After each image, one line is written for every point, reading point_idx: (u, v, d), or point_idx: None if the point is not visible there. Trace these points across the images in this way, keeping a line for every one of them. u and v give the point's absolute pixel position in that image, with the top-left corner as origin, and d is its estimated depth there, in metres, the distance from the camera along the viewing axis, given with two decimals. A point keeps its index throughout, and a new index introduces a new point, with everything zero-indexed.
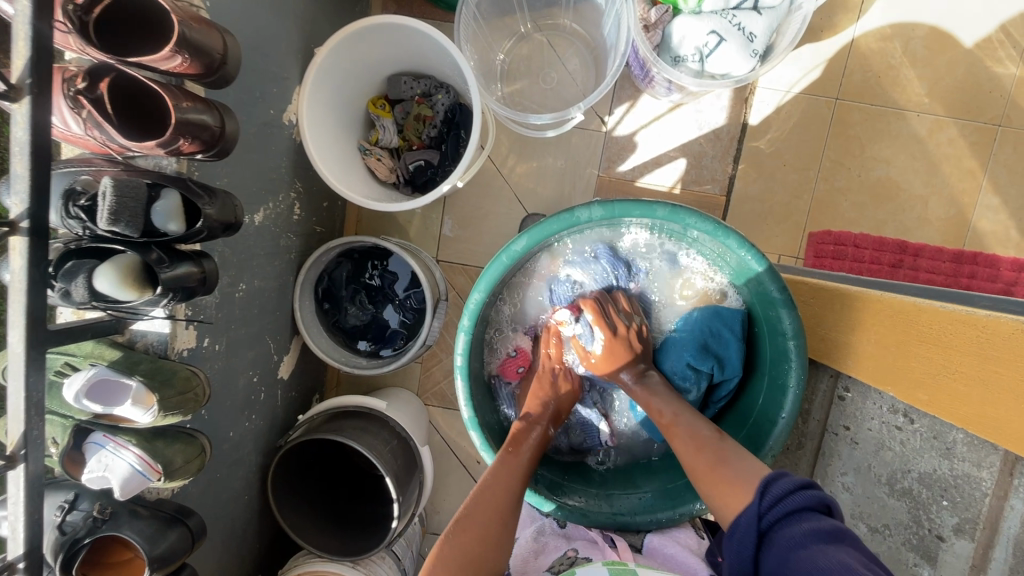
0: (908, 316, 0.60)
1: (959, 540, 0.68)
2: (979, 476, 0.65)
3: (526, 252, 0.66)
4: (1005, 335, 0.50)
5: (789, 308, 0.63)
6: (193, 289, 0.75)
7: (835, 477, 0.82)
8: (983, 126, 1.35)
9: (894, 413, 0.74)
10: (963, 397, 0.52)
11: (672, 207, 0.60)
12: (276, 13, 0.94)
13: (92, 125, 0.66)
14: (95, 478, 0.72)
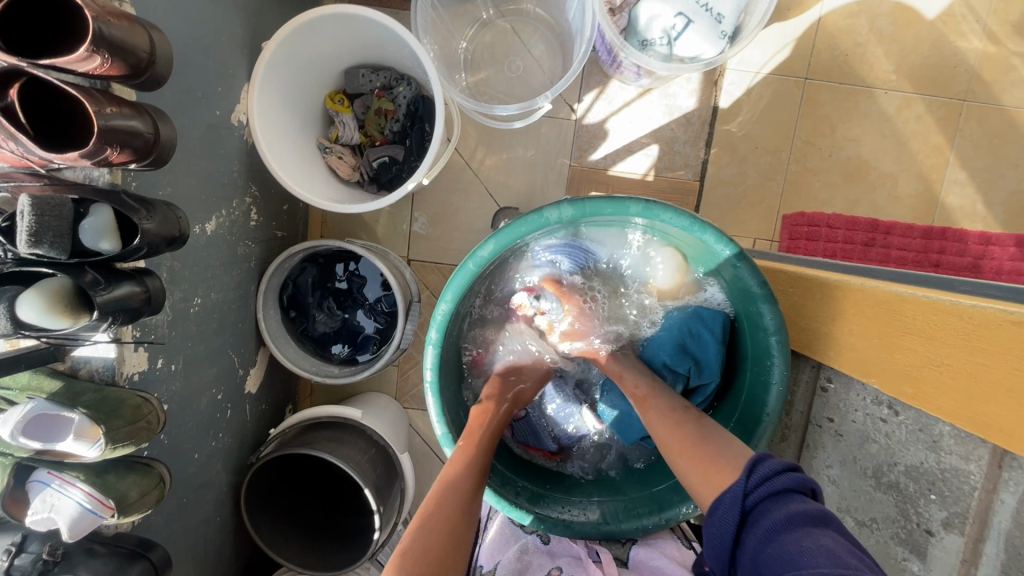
0: (888, 305, 0.57)
1: (950, 536, 0.54)
2: (966, 469, 0.52)
3: (494, 257, 0.62)
4: (992, 326, 0.47)
5: (769, 302, 0.61)
6: (138, 310, 0.68)
7: (820, 471, 0.69)
8: (949, 101, 1.35)
9: (879, 403, 0.60)
10: (948, 390, 0.50)
11: (647, 203, 0.57)
12: (215, 5, 0.87)
13: (5, 138, 0.59)
14: (40, 520, 0.67)
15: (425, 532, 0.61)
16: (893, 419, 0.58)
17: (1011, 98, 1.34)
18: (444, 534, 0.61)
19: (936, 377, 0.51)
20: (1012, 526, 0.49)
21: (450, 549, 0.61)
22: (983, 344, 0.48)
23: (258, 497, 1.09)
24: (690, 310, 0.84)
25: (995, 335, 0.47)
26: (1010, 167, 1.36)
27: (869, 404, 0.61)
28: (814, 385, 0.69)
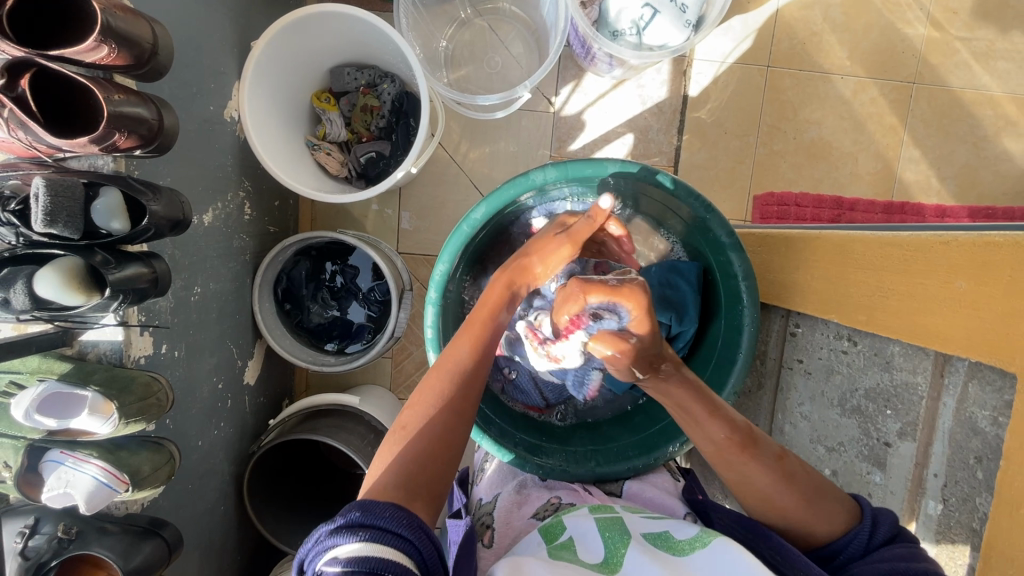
0: (841, 246, 0.64)
1: (904, 443, 0.60)
2: (914, 381, 0.58)
3: (486, 220, 0.69)
4: (926, 249, 0.54)
5: (737, 251, 0.68)
6: (146, 291, 0.71)
7: (794, 410, 0.74)
8: (899, 84, 1.45)
9: (840, 337, 0.66)
10: (896, 311, 0.57)
11: (622, 162, 0.64)
12: (206, 5, 0.91)
13: (16, 125, 0.63)
14: (56, 496, 0.69)
15: (429, 415, 0.60)
16: (853, 348, 0.65)
17: (956, 79, 1.44)
18: (444, 422, 0.59)
19: (887, 302, 0.58)
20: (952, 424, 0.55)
21: (450, 434, 0.60)
22: (922, 266, 0.55)
23: (260, 484, 1.11)
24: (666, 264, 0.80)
25: (930, 257, 0.54)
26: (960, 143, 1.46)
27: (831, 340, 0.68)
28: (785, 332, 0.75)
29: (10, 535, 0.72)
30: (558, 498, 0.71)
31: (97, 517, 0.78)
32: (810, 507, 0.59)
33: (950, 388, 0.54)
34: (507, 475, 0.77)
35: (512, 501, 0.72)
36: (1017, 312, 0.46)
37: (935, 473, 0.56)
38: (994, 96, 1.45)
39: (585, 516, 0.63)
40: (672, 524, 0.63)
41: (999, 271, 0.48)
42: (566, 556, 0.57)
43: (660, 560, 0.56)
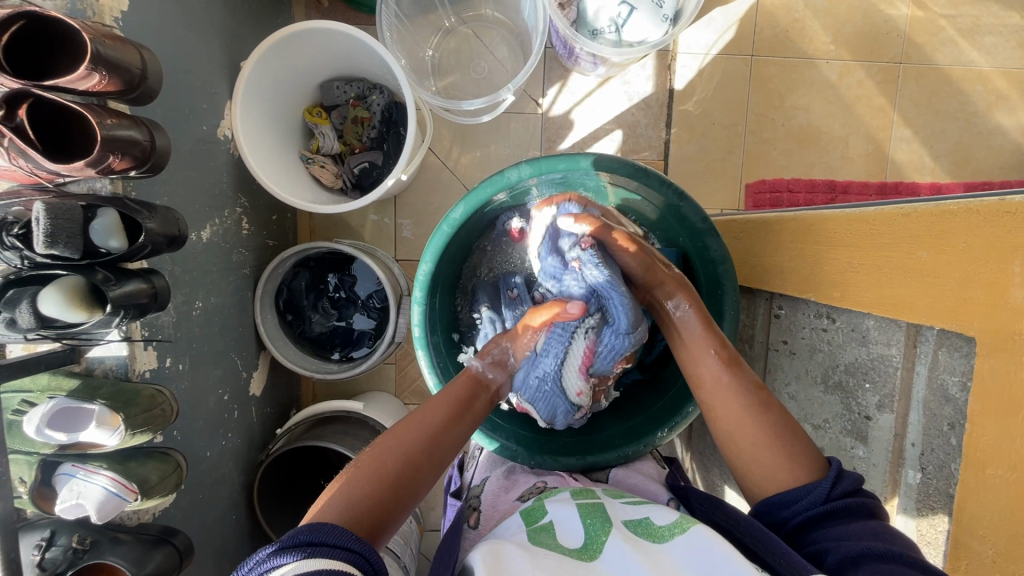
0: (815, 225, 0.65)
1: (883, 415, 0.60)
2: (888, 353, 0.59)
3: (467, 219, 0.72)
4: (892, 222, 0.55)
5: (714, 236, 0.70)
6: (146, 306, 0.74)
7: (782, 390, 0.75)
8: (886, 65, 1.45)
9: (819, 315, 0.67)
10: (867, 285, 0.58)
11: (594, 156, 0.67)
12: (195, 30, 0.95)
13: (16, 153, 0.66)
14: (68, 507, 0.72)
15: (391, 445, 0.61)
16: (832, 325, 0.66)
17: (943, 57, 1.44)
18: (402, 471, 0.59)
19: (858, 276, 0.59)
20: (925, 393, 0.55)
21: (408, 470, 0.59)
22: (887, 238, 0.56)
23: (269, 492, 1.14)
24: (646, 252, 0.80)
25: (894, 229, 0.55)
26: (950, 120, 1.45)
27: (812, 318, 0.69)
28: (769, 315, 0.76)
29: (27, 547, 0.75)
30: (544, 481, 0.74)
31: (109, 527, 0.81)
32: (776, 446, 0.63)
33: (922, 357, 0.55)
34: (496, 462, 0.80)
35: (499, 485, 0.75)
36: (971, 277, 0.47)
37: (912, 443, 0.57)
38: (983, 71, 1.44)
39: (567, 503, 0.66)
40: (654, 511, 0.65)
41: (954, 238, 0.49)
42: (544, 540, 0.60)
43: (636, 545, 0.58)
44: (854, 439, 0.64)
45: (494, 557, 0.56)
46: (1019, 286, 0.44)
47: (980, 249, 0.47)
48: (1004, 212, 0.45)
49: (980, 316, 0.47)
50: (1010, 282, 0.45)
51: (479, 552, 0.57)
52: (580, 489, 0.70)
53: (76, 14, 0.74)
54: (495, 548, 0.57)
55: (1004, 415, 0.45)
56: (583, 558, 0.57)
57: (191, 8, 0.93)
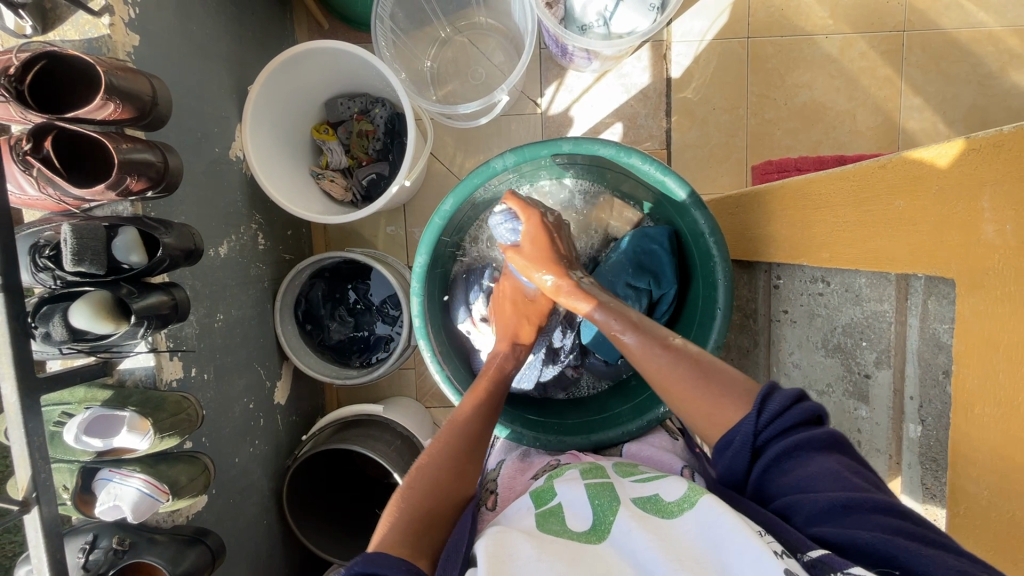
0: (801, 191, 0.69)
1: (881, 371, 0.64)
2: (882, 308, 0.62)
3: (457, 210, 0.75)
4: (871, 176, 0.60)
5: (699, 207, 0.71)
6: (167, 317, 0.79)
7: (785, 358, 0.80)
8: (889, 35, 1.41)
9: (815, 281, 0.72)
10: (854, 241, 0.62)
11: (575, 140, 0.69)
12: (203, 59, 1.01)
13: (44, 182, 0.72)
14: (107, 509, 0.77)
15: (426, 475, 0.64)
16: (828, 288, 0.70)
17: (949, 20, 1.39)
18: (442, 495, 0.62)
19: (846, 234, 0.63)
20: None
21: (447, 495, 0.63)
22: (868, 193, 0.60)
23: (298, 496, 1.18)
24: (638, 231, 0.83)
25: (872, 183, 0.60)
26: (963, 84, 1.40)
27: (808, 284, 0.74)
28: (769, 285, 0.81)
29: (72, 551, 0.79)
30: (557, 460, 0.76)
31: (146, 528, 0.85)
32: (702, 381, 0.65)
33: (914, 307, 0.60)
34: (510, 446, 0.83)
35: (516, 468, 0.77)
36: (946, 219, 0.52)
37: (910, 396, 0.61)
38: (993, 31, 1.39)
39: (575, 482, 0.68)
40: (664, 486, 0.65)
41: (926, 182, 0.54)
42: (553, 524, 0.61)
43: (644, 521, 0.58)
44: (856, 398, 0.69)
45: (500, 543, 0.56)
46: (989, 221, 0.49)
47: (950, 189, 0.52)
48: (969, 149, 0.50)
49: (957, 257, 0.52)
50: (980, 217, 0.49)
51: (489, 538, 0.58)
52: (590, 467, 0.71)
53: (93, 52, 0.81)
54: (500, 535, 0.58)
55: (985, 350, 0.50)
56: (592, 540, 0.58)
57: (198, 39, 1.00)
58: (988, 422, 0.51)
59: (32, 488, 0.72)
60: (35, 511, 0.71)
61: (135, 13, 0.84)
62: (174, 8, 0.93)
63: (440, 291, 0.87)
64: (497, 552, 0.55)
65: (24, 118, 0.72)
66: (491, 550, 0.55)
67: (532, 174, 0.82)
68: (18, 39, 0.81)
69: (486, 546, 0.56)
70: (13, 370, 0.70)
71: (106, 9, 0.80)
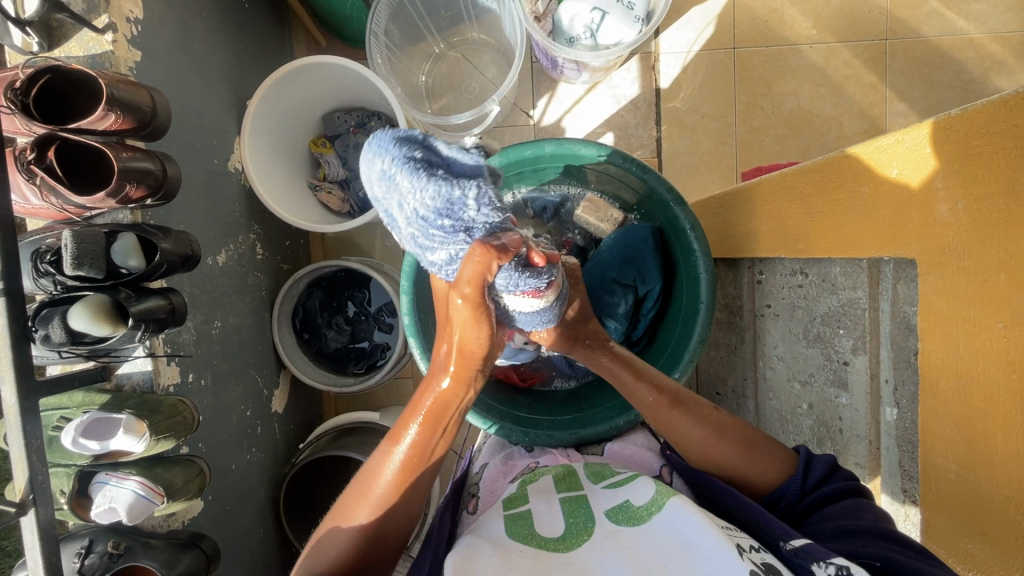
0: (777, 185, 0.72)
1: (858, 357, 0.67)
2: (856, 295, 0.65)
3: None
4: (836, 166, 0.63)
5: (680, 205, 0.75)
6: (164, 321, 0.81)
7: (770, 352, 0.82)
8: (872, 44, 1.43)
9: (793, 273, 0.75)
10: (824, 231, 0.65)
11: (556, 140, 0.74)
12: (203, 74, 1.05)
13: (47, 191, 0.75)
14: (103, 512, 0.77)
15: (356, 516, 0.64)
16: (805, 280, 0.73)
17: (930, 29, 1.42)
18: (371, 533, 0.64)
19: (815, 226, 0.67)
20: None
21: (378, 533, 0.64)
22: (833, 184, 0.64)
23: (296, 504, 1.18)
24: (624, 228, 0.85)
25: (838, 175, 0.63)
26: (947, 89, 1.43)
27: (788, 277, 0.76)
28: (753, 280, 0.84)
29: (69, 556, 0.80)
30: (537, 461, 0.77)
31: (142, 533, 0.86)
32: (745, 456, 0.68)
33: (885, 292, 0.62)
34: (496, 446, 0.83)
35: (498, 471, 0.78)
36: (903, 204, 0.56)
37: (886, 379, 0.63)
38: (974, 38, 1.42)
39: (549, 494, 0.68)
40: (634, 491, 0.65)
41: (888, 166, 0.57)
42: (522, 530, 0.61)
43: (616, 539, 0.58)
44: (837, 386, 0.70)
45: (466, 554, 0.56)
46: (942, 201, 0.52)
47: (907, 173, 0.55)
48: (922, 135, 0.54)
49: (916, 238, 0.55)
50: (935, 198, 0.52)
51: (456, 548, 0.58)
52: (563, 475, 0.72)
53: (97, 67, 0.85)
54: (467, 546, 0.58)
55: (946, 326, 0.53)
56: (559, 549, 0.58)
57: (198, 56, 1.03)
58: (953, 397, 0.53)
59: (28, 489, 0.73)
60: (31, 514, 0.72)
61: (138, 31, 0.88)
62: (176, 26, 0.97)
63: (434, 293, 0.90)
64: (462, 561, 0.55)
65: (29, 130, 0.75)
66: (456, 561, 0.55)
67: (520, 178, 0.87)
68: (26, 56, 0.85)
69: (452, 558, 0.56)
70: (13, 374, 0.72)
71: (110, 27, 0.84)
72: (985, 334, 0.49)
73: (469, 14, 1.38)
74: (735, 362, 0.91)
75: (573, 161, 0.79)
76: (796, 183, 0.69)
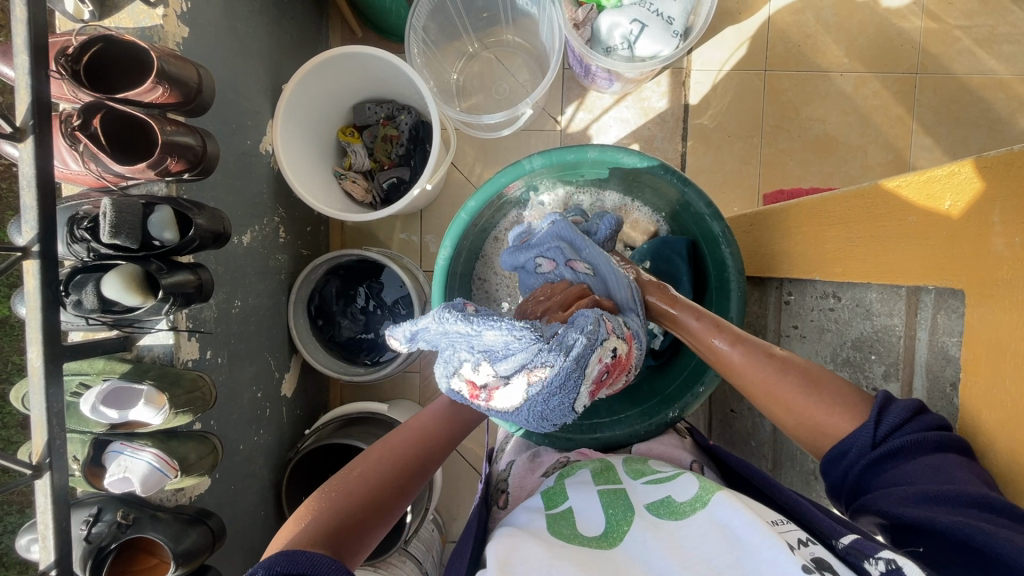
0: (817, 210, 0.73)
1: (889, 386, 0.69)
2: (892, 323, 0.67)
3: (483, 209, 0.84)
4: (882, 195, 0.64)
5: (716, 218, 0.77)
6: (191, 296, 0.82)
7: None
8: (902, 76, 1.44)
9: (825, 297, 0.77)
10: (862, 257, 0.67)
11: (601, 148, 0.78)
12: (243, 55, 1.06)
13: (89, 158, 0.76)
14: (116, 480, 0.79)
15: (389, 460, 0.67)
16: (838, 304, 0.75)
17: (961, 66, 1.43)
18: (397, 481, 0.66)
19: (857, 251, 0.68)
20: None
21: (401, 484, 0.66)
22: (879, 212, 0.64)
23: (297, 489, 1.18)
24: (659, 239, 0.88)
25: (885, 203, 0.64)
26: (974, 128, 1.43)
27: (819, 300, 0.78)
28: (780, 301, 0.86)
29: (77, 522, 0.81)
30: (566, 457, 0.80)
31: (150, 506, 0.86)
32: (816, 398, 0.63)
33: (922, 322, 0.63)
34: (521, 446, 0.86)
35: (526, 467, 0.82)
36: (957, 233, 0.56)
37: None
38: (1004, 79, 1.42)
39: (587, 488, 0.69)
40: (675, 487, 0.66)
41: (940, 198, 0.58)
42: (563, 530, 0.63)
43: (658, 529, 0.59)
44: None
45: (512, 547, 0.58)
46: (999, 235, 0.52)
47: (963, 205, 0.55)
48: (980, 167, 0.53)
49: (965, 269, 0.55)
50: (991, 231, 0.53)
51: (498, 541, 0.60)
52: (601, 470, 0.73)
53: (145, 40, 0.86)
54: (510, 542, 0.59)
55: (993, 359, 0.54)
56: (602, 545, 0.59)
57: (241, 38, 1.05)
58: (996, 430, 0.54)
59: (46, 453, 0.73)
60: (45, 477, 0.72)
61: (187, 8, 0.90)
62: (222, 6, 0.98)
63: (463, 285, 0.92)
64: (509, 553, 0.57)
65: (76, 96, 0.77)
66: (502, 559, 0.56)
67: (557, 179, 0.89)
68: (76, 24, 0.87)
69: (498, 551, 0.58)
70: (40, 337, 0.72)
71: (161, 1, 0.85)
72: None
73: (506, 17, 1.39)
74: None
75: (613, 167, 0.82)
76: (836, 205, 0.70)
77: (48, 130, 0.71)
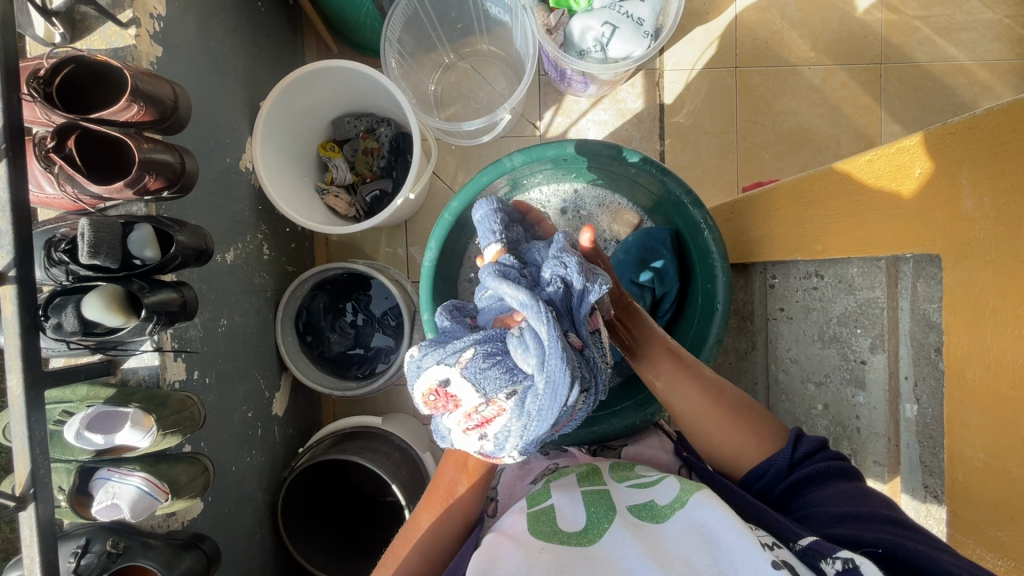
0: (795, 190, 0.75)
1: (875, 358, 0.70)
2: (874, 295, 0.68)
3: (466, 209, 0.84)
4: (861, 166, 0.66)
5: (696, 205, 0.79)
6: (175, 314, 0.81)
7: (785, 356, 0.87)
8: (867, 67, 1.48)
9: (809, 276, 0.79)
10: (844, 231, 0.68)
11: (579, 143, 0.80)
12: (219, 73, 1.05)
13: (64, 180, 0.75)
14: (105, 508, 0.77)
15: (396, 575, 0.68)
16: (821, 281, 0.77)
17: (922, 55, 1.47)
18: None
19: (838, 227, 0.69)
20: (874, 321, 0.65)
21: None
22: (857, 184, 0.66)
23: (293, 508, 1.15)
24: (644, 231, 0.89)
25: (864, 173, 0.65)
26: (939, 113, 1.47)
27: (803, 279, 0.81)
28: (765, 285, 0.89)
29: (65, 556, 0.77)
30: (556, 463, 0.80)
31: (139, 533, 0.84)
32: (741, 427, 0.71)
33: (904, 292, 0.65)
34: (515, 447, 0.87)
35: (515, 473, 0.81)
36: (929, 196, 0.58)
37: (905, 377, 0.66)
38: (964, 65, 1.47)
39: (571, 490, 0.69)
40: (658, 491, 0.66)
41: (910, 166, 0.60)
42: (541, 528, 0.62)
43: (638, 529, 0.59)
44: (855, 386, 0.74)
45: (488, 557, 0.57)
46: (968, 196, 0.54)
47: (935, 171, 0.57)
48: (948, 133, 0.55)
49: (940, 234, 0.57)
50: (960, 193, 0.54)
51: (479, 549, 0.59)
52: (586, 473, 0.73)
53: (118, 60, 0.85)
54: (489, 548, 0.59)
55: (973, 319, 0.54)
56: (581, 543, 0.59)
57: (216, 56, 1.04)
58: (978, 391, 0.55)
59: (29, 483, 0.70)
60: (30, 509, 0.69)
61: (160, 28, 0.89)
62: (196, 25, 0.98)
63: (452, 285, 0.93)
64: (487, 563, 0.55)
65: (49, 119, 0.76)
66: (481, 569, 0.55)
67: (539, 175, 0.90)
68: (47, 47, 0.86)
69: (475, 560, 0.57)
70: (19, 364, 0.70)
71: (133, 21, 0.85)
72: (1014, 326, 0.50)
73: (480, 27, 1.40)
74: (748, 366, 0.95)
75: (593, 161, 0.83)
76: (814, 184, 0.72)
77: (21, 152, 0.70)
